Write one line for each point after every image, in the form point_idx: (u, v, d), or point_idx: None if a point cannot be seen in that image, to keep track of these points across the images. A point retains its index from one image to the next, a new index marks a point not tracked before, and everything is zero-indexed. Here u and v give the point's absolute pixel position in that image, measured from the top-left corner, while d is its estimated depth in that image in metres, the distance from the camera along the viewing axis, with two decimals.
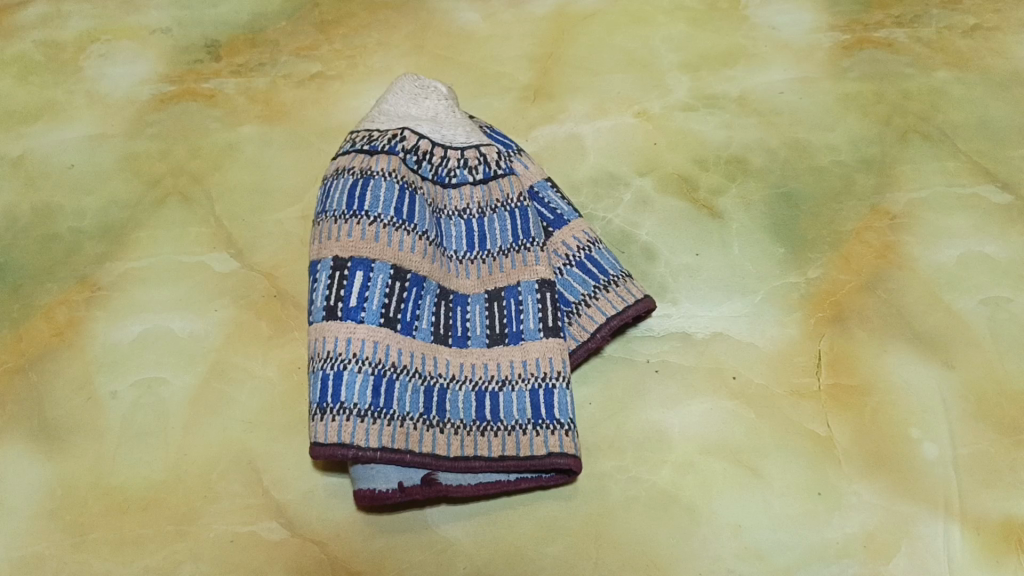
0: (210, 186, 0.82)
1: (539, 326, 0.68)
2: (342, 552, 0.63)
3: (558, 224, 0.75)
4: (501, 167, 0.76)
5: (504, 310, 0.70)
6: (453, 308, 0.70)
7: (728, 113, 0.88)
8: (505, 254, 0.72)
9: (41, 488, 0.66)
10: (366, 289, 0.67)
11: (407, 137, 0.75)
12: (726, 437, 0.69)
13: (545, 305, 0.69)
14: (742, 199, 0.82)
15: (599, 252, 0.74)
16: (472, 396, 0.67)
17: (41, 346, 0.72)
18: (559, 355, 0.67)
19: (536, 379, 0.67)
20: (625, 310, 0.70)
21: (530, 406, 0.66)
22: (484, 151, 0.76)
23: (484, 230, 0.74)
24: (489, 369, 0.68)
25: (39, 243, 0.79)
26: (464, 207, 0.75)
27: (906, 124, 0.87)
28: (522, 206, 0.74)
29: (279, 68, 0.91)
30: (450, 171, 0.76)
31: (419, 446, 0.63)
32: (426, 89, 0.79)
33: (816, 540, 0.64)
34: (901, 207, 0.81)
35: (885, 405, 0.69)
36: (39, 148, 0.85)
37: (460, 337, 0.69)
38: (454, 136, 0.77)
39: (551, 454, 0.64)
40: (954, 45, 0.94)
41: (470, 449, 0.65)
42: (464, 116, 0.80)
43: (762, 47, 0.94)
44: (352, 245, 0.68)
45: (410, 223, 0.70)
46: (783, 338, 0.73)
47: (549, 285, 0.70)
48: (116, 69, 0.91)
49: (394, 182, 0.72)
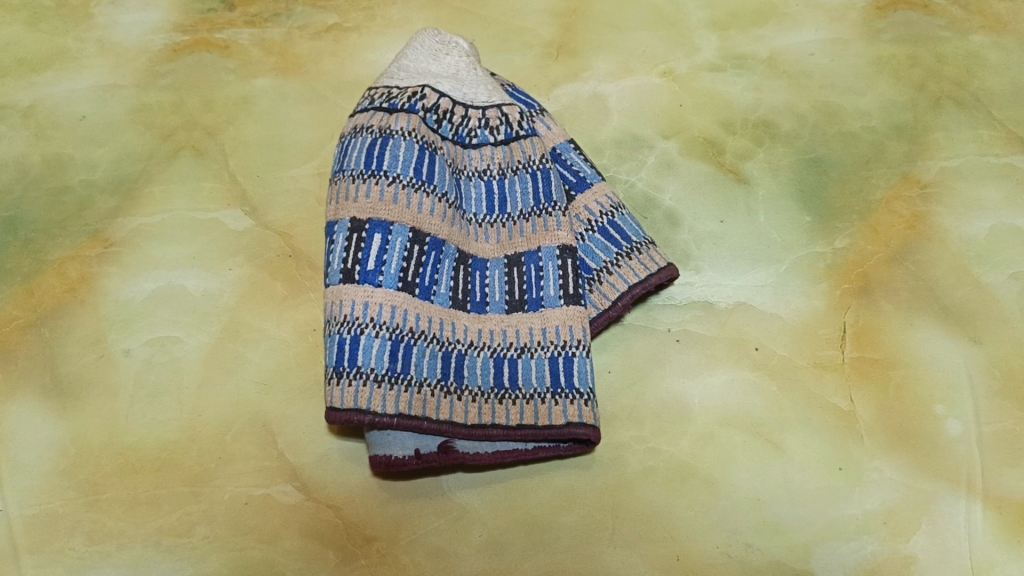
0: (224, 140, 0.80)
1: (559, 294, 0.67)
2: (357, 517, 0.63)
3: (580, 187, 0.73)
4: (523, 128, 0.74)
5: (523, 276, 0.68)
6: (472, 273, 0.68)
7: (757, 75, 0.85)
8: (526, 218, 0.70)
9: (53, 446, 0.65)
10: (384, 253, 0.65)
11: (428, 95, 0.72)
12: (748, 410, 0.67)
13: (566, 272, 0.68)
14: (769, 164, 0.80)
15: (621, 218, 0.72)
16: (490, 362, 0.66)
17: (52, 301, 0.71)
18: (579, 323, 0.66)
19: (555, 347, 0.66)
20: (647, 278, 0.69)
21: (549, 374, 0.65)
22: (506, 110, 0.74)
23: (505, 192, 0.72)
24: (508, 336, 0.66)
25: (50, 196, 0.77)
26: (485, 168, 0.73)
27: (940, 90, 0.84)
28: (544, 168, 0.72)
29: (295, 19, 0.89)
30: (470, 130, 0.73)
31: (436, 414, 0.63)
32: (446, 44, 0.77)
33: (835, 517, 0.63)
34: (932, 176, 0.79)
35: (910, 380, 0.68)
36: (50, 98, 0.83)
37: (479, 303, 0.67)
38: (476, 94, 0.74)
39: (569, 424, 0.63)
40: (992, 8, 0.90)
41: (488, 417, 0.64)
42: (485, 74, 0.77)
43: (794, 7, 0.90)
44: (370, 207, 0.67)
45: (429, 184, 0.69)
46: (808, 310, 0.72)
47: (570, 252, 0.68)
48: (128, 17, 0.89)
49: (412, 142, 0.70)
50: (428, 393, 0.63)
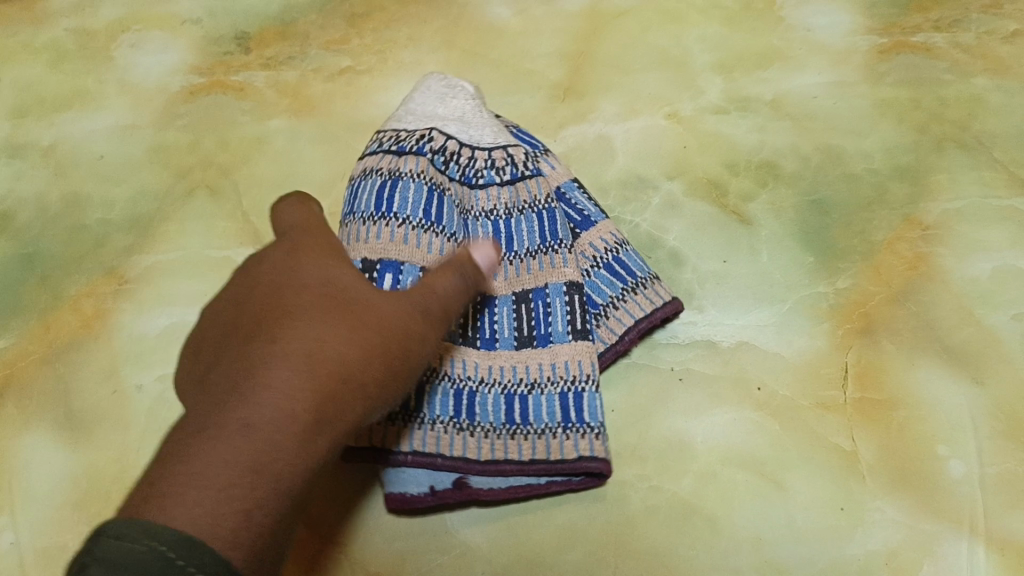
0: (238, 180, 0.82)
1: (567, 329, 0.68)
2: (363, 554, 0.64)
3: (585, 225, 0.74)
4: (528, 168, 0.75)
5: (532, 313, 0.69)
6: (481, 310, 0.69)
7: (761, 117, 0.87)
8: (534, 255, 0.71)
9: (66, 478, 0.66)
10: (396, 291, 0.66)
11: (435, 138, 0.74)
12: (750, 449, 0.68)
13: (573, 308, 0.68)
14: (773, 206, 0.81)
15: (626, 254, 0.73)
16: (501, 399, 0.67)
17: (69, 336, 0.73)
18: (588, 358, 0.67)
19: (565, 383, 0.66)
20: (653, 311, 0.71)
21: (560, 409, 0.66)
22: (512, 151, 0.75)
23: (511, 231, 0.73)
24: (518, 372, 0.67)
25: (68, 233, 0.79)
26: (491, 209, 0.74)
27: (943, 132, 0.85)
28: (549, 207, 0.73)
29: (309, 61, 0.91)
30: (477, 170, 0.75)
31: (449, 450, 0.64)
32: (447, 88, 0.79)
33: (836, 557, 0.63)
34: (934, 218, 0.80)
35: (912, 420, 0.69)
36: (70, 137, 0.85)
37: (488, 339, 0.68)
38: (482, 136, 0.76)
39: (581, 458, 0.64)
40: (995, 50, 0.91)
41: (500, 452, 0.65)
42: (490, 115, 0.79)
43: (798, 50, 0.92)
44: (380, 247, 0.68)
45: (437, 225, 0.70)
46: (811, 350, 0.72)
47: (577, 288, 0.69)
48: (146, 58, 0.91)
49: (420, 184, 0.71)
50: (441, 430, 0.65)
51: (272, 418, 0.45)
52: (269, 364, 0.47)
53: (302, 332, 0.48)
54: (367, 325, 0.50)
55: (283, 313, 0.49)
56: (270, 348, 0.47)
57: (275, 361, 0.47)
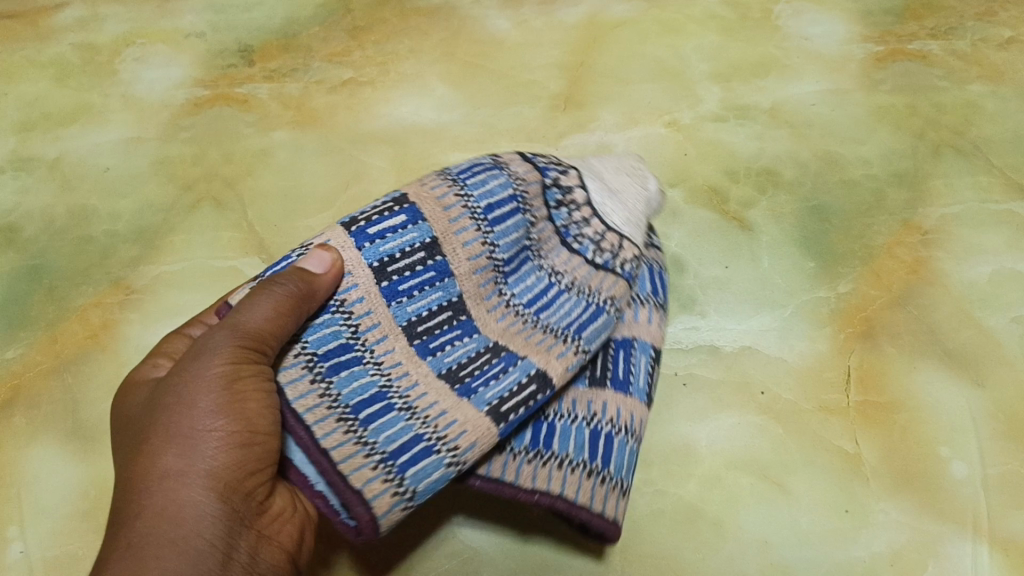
0: (243, 192, 0.83)
1: (490, 402, 0.55)
2: (369, 559, 0.64)
3: (619, 385, 0.65)
4: (624, 270, 0.66)
5: (484, 364, 0.57)
6: (451, 326, 0.57)
7: (759, 125, 0.88)
8: (549, 333, 0.60)
9: (74, 488, 0.67)
10: (393, 232, 0.56)
11: (571, 177, 0.68)
12: (754, 453, 0.68)
13: (520, 396, 0.56)
14: (773, 212, 0.82)
15: (618, 441, 0.63)
16: (372, 392, 0.53)
17: (75, 346, 0.73)
18: (476, 436, 0.54)
19: (434, 433, 0.53)
20: (581, 508, 0.59)
21: (406, 445, 0.52)
22: (625, 247, 0.67)
23: (551, 300, 0.62)
24: (411, 386, 0.54)
25: (74, 245, 0.80)
26: (562, 271, 0.64)
27: (939, 138, 0.86)
28: (610, 311, 0.63)
29: (311, 74, 0.92)
30: (579, 234, 0.66)
31: (290, 380, 0.51)
32: (644, 186, 0.76)
33: (843, 558, 0.64)
34: (933, 222, 0.81)
35: (914, 423, 0.69)
36: (75, 151, 0.86)
37: (426, 347, 0.55)
38: (615, 216, 0.69)
39: (359, 496, 0.51)
40: (989, 58, 0.93)
41: (320, 432, 0.51)
42: (642, 219, 0.73)
43: (795, 59, 0.93)
44: (422, 195, 0.58)
45: (493, 235, 0.59)
46: (813, 354, 0.73)
47: (546, 385, 0.57)
48: (150, 72, 0.92)
49: (516, 195, 0.62)
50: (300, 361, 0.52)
51: (191, 539, 0.43)
52: (162, 485, 0.44)
53: (186, 444, 0.45)
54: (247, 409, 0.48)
55: (151, 429, 0.46)
56: (159, 466, 0.44)
57: (160, 482, 0.44)
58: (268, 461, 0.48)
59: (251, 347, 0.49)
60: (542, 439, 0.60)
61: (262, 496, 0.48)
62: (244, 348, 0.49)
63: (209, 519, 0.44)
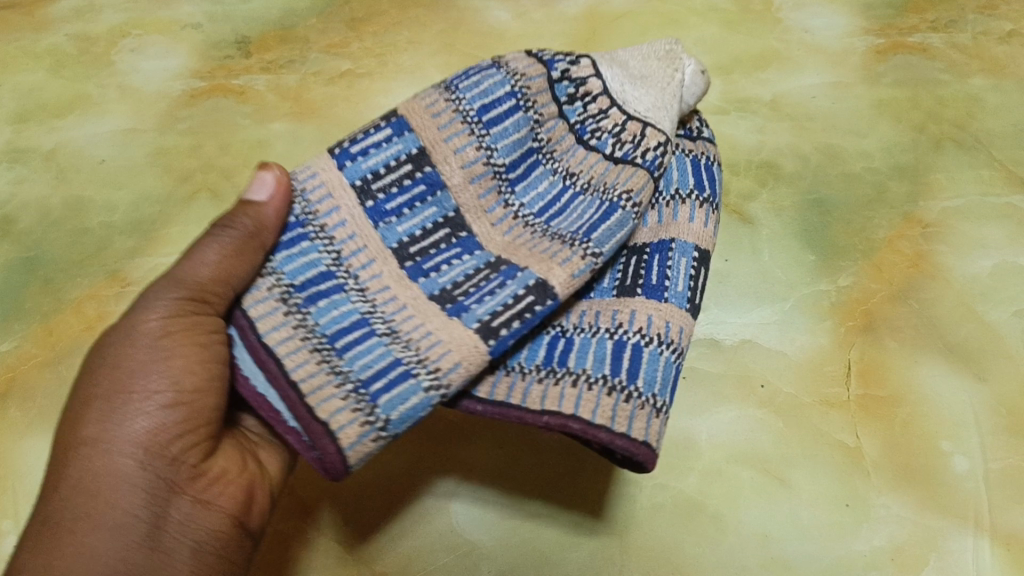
0: (240, 183, 0.82)
1: (482, 317, 0.51)
2: (368, 553, 0.63)
3: (651, 291, 0.58)
4: (647, 160, 0.60)
5: (483, 281, 0.54)
6: (453, 245, 0.56)
7: (760, 117, 0.87)
8: (558, 240, 0.56)
9: None
10: (376, 147, 0.56)
11: (582, 66, 0.62)
12: (754, 446, 0.68)
13: (512, 307, 0.52)
14: (773, 205, 0.81)
15: (648, 352, 0.55)
16: (351, 318, 0.51)
17: (71, 338, 0.73)
18: (459, 355, 0.49)
19: (411, 356, 0.50)
20: (598, 432, 0.51)
21: (380, 369, 0.49)
22: (648, 132, 0.61)
23: (564, 207, 0.59)
24: (392, 310, 0.52)
25: (70, 237, 0.79)
26: (577, 172, 0.60)
27: (941, 131, 0.86)
28: (626, 207, 0.58)
29: (309, 65, 0.91)
30: (596, 128, 0.61)
31: (260, 315, 0.51)
32: (684, 66, 0.64)
33: (844, 553, 0.63)
34: (934, 216, 0.80)
35: (916, 417, 0.69)
36: (71, 142, 0.85)
37: (420, 269, 0.54)
38: (636, 99, 0.62)
39: (321, 425, 0.48)
40: (991, 51, 0.92)
41: (289, 359, 0.49)
42: (671, 108, 0.62)
43: (796, 51, 0.93)
44: (411, 108, 0.57)
45: (489, 138, 0.57)
46: (813, 347, 0.72)
47: (542, 295, 0.52)
48: (147, 63, 0.91)
49: (514, 92, 0.59)
50: (272, 294, 0.52)
51: (107, 510, 0.49)
52: (87, 450, 0.49)
53: (118, 409, 0.51)
54: (173, 371, 0.51)
55: (81, 397, 0.51)
56: (80, 432, 0.50)
57: (81, 452, 0.49)
58: (196, 424, 0.52)
59: (187, 303, 0.52)
60: (556, 358, 0.55)
61: (183, 458, 0.52)
62: (179, 303, 0.52)
63: (129, 486, 0.49)
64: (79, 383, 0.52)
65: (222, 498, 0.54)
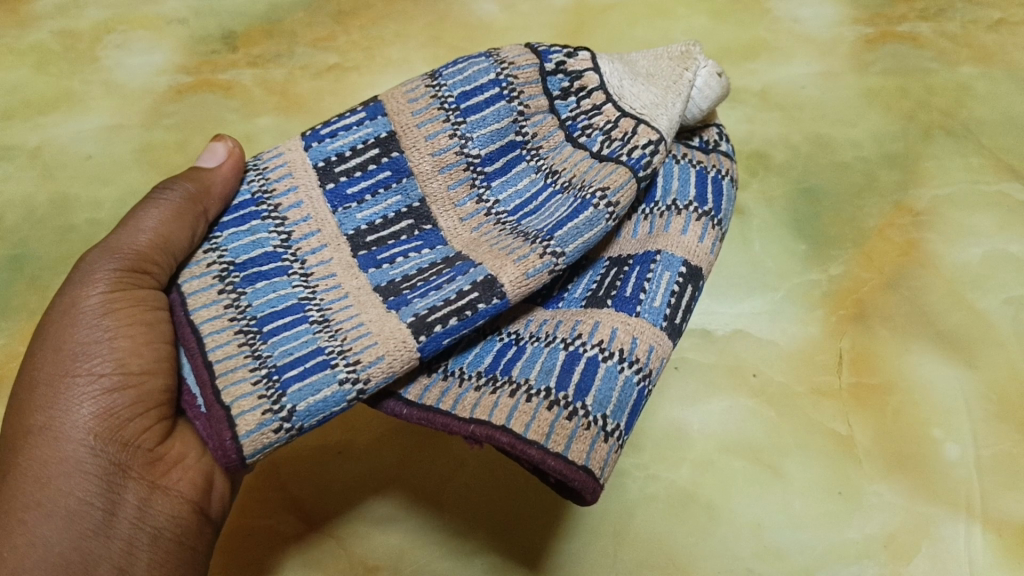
0: None
1: (421, 310, 0.50)
2: (361, 548, 0.63)
3: (621, 305, 0.56)
4: (632, 157, 0.56)
5: (432, 276, 0.52)
6: (412, 239, 0.55)
7: (750, 107, 0.87)
8: (521, 237, 0.54)
9: None
10: (346, 129, 0.56)
11: (580, 59, 0.60)
12: (745, 435, 0.68)
13: (453, 302, 0.50)
14: (764, 195, 0.81)
15: (605, 365, 0.52)
16: (285, 301, 0.51)
17: None
18: (383, 348, 0.48)
19: (335, 346, 0.49)
20: (525, 444, 0.49)
21: (298, 356, 0.48)
22: (638, 130, 0.57)
23: (539, 205, 0.56)
24: (331, 298, 0.51)
25: (56, 235, 0.79)
26: (560, 169, 0.57)
27: (930, 120, 0.86)
28: (598, 205, 0.54)
29: (296, 59, 0.90)
30: (587, 125, 0.58)
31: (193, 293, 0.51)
32: (699, 67, 0.61)
33: (836, 541, 0.63)
34: (924, 204, 0.80)
35: (907, 404, 0.69)
36: (56, 139, 0.85)
37: (371, 258, 0.54)
38: (633, 98, 0.59)
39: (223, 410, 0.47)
40: (979, 39, 0.92)
41: (211, 339, 0.49)
42: (677, 110, 0.59)
43: (784, 41, 0.92)
44: (392, 94, 0.58)
45: (465, 127, 0.57)
46: (804, 336, 0.72)
47: (489, 291, 0.50)
48: (132, 58, 0.90)
49: (499, 80, 0.58)
50: (212, 271, 0.52)
51: (58, 498, 0.48)
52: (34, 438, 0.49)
53: (64, 393, 0.50)
54: (118, 352, 0.50)
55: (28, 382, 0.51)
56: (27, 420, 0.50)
57: (28, 439, 0.49)
58: (147, 406, 0.50)
59: (126, 276, 0.51)
60: (501, 365, 0.53)
61: (133, 442, 0.51)
62: (118, 276, 0.51)
63: (79, 472, 0.49)
64: (25, 365, 0.52)
65: (183, 484, 0.52)
